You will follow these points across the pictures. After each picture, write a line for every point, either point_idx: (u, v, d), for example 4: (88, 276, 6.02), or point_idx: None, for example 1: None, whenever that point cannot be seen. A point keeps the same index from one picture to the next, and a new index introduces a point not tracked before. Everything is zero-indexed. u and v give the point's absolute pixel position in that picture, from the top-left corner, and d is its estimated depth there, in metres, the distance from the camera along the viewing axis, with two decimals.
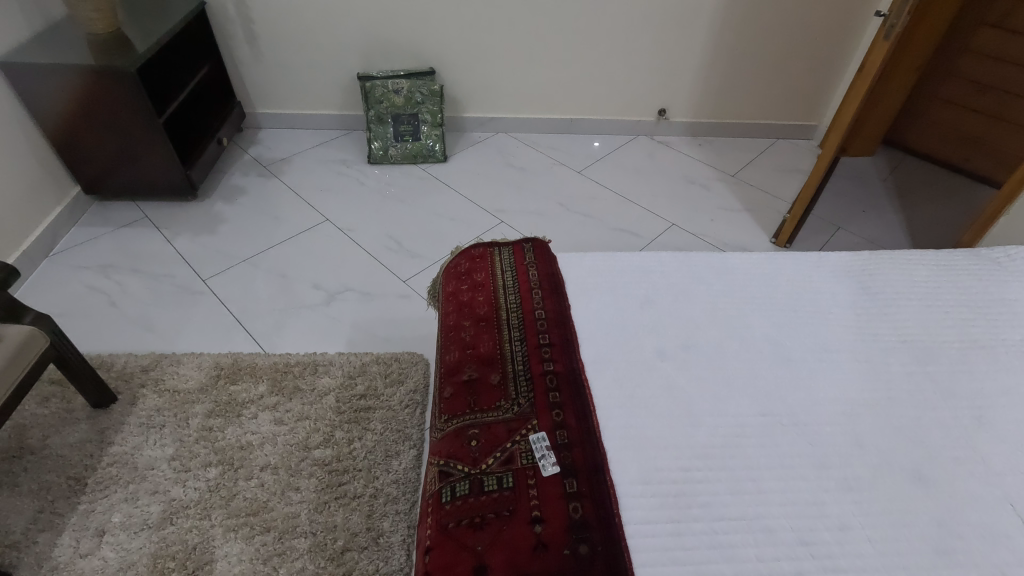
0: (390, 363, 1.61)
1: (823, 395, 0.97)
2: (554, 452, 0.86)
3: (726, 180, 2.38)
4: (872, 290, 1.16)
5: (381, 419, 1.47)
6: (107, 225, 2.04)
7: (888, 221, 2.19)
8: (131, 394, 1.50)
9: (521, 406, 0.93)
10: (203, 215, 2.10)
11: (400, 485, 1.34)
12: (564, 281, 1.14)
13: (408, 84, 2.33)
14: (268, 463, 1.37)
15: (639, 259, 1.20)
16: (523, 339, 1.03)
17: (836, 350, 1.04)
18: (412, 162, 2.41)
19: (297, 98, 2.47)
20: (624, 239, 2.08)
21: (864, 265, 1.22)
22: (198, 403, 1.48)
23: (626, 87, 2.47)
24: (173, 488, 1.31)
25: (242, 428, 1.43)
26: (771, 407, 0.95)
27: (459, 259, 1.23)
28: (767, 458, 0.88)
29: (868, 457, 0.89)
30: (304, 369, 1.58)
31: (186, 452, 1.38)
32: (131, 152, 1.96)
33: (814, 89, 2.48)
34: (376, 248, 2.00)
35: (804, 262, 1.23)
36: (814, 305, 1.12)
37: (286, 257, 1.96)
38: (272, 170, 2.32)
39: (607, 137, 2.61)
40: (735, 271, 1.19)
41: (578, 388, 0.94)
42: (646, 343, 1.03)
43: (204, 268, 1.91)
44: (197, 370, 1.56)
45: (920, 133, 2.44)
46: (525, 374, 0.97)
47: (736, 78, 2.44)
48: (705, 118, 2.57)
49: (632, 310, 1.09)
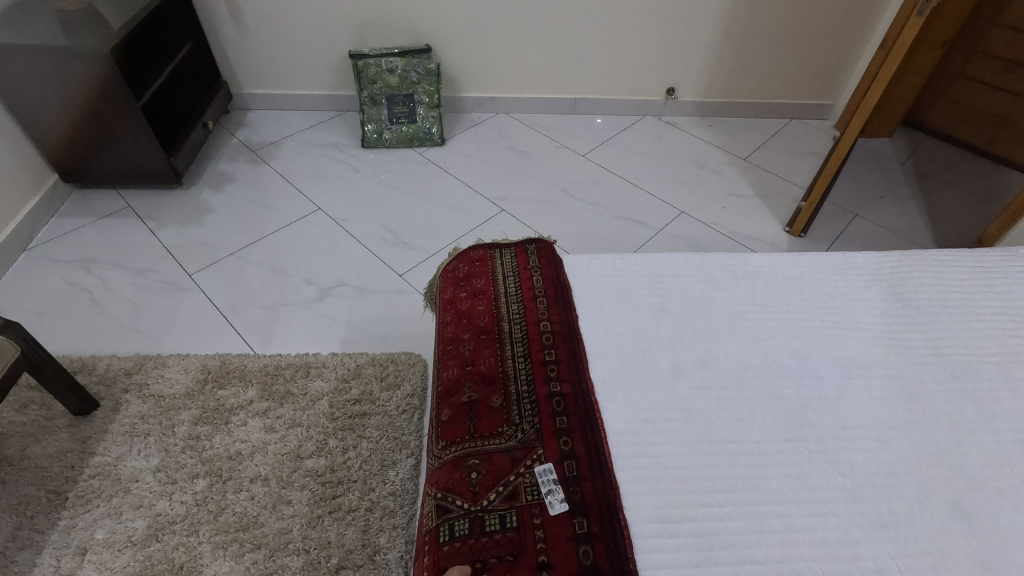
0: (386, 365, 1.53)
1: (854, 418, 0.89)
2: (562, 488, 0.79)
3: (738, 164, 2.27)
4: (903, 297, 1.07)
5: (377, 427, 1.40)
6: (88, 216, 1.94)
7: (908, 208, 2.09)
8: (113, 400, 1.43)
9: (525, 434, 0.85)
10: (189, 204, 2.00)
11: (397, 497, 1.28)
12: (570, 288, 1.05)
13: (403, 63, 2.20)
14: (259, 474, 1.30)
15: (652, 262, 1.11)
16: (528, 355, 0.95)
17: (866, 367, 0.96)
18: (408, 146, 2.29)
19: (287, 78, 2.34)
20: (630, 229, 1.98)
21: (894, 268, 1.13)
22: (184, 410, 1.41)
23: (633, 66, 2.34)
24: (159, 502, 1.25)
25: (230, 437, 1.36)
26: (796, 432, 0.87)
27: (457, 263, 1.14)
28: (794, 489, 0.80)
29: (904, 489, 0.82)
30: (295, 372, 1.50)
31: (171, 463, 1.31)
32: (111, 141, 1.86)
33: (833, 66, 2.34)
34: (371, 240, 1.91)
35: (828, 265, 1.13)
36: (840, 314, 1.04)
37: (275, 250, 1.86)
38: (262, 156, 2.21)
39: (612, 118, 2.49)
40: (755, 275, 1.10)
41: (588, 413, 0.87)
42: (659, 360, 0.95)
43: (189, 263, 1.81)
44: (183, 373, 1.49)
45: (942, 114, 2.32)
46: (529, 397, 0.89)
47: (750, 56, 2.31)
48: (716, 98, 2.45)
49: (644, 321, 1.00)
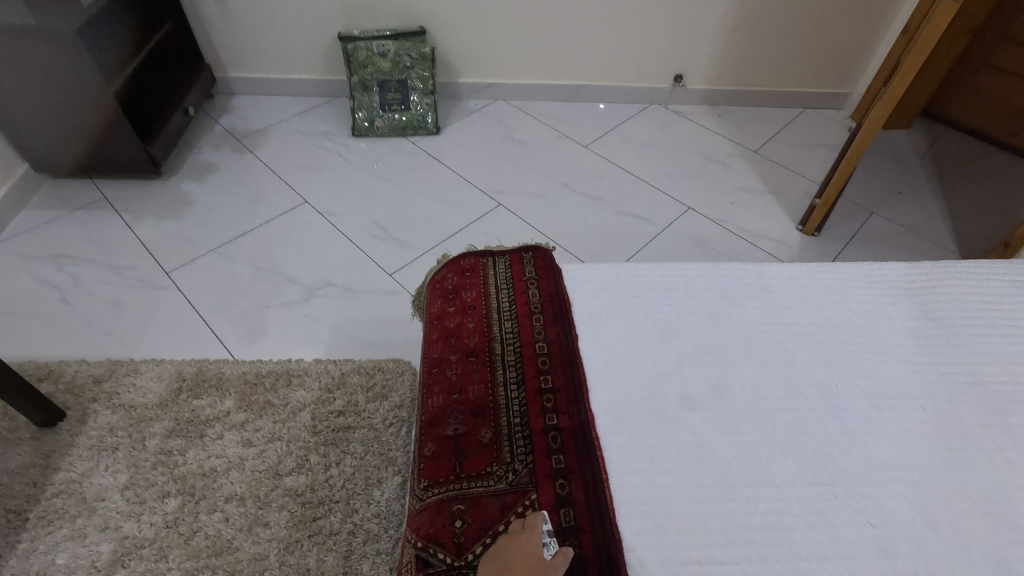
0: (373, 373, 1.44)
1: (884, 457, 0.79)
2: (557, 541, 0.70)
3: (748, 156, 2.16)
4: (937, 315, 0.96)
5: (362, 441, 1.31)
6: (61, 208, 1.84)
7: (927, 205, 1.98)
8: (80, 410, 1.34)
9: (517, 475, 0.76)
10: (168, 196, 1.89)
11: (382, 519, 1.19)
12: (570, 302, 0.95)
13: (395, 46, 2.07)
14: (234, 493, 1.22)
15: (660, 273, 1.01)
16: (521, 382, 0.85)
17: (898, 398, 0.86)
18: (401, 135, 2.17)
19: (274, 61, 2.22)
20: (634, 225, 1.88)
21: (925, 281, 1.02)
22: (156, 421, 1.32)
23: (639, 51, 2.21)
24: (126, 524, 1.16)
25: (205, 452, 1.28)
26: (820, 473, 0.77)
27: (445, 272, 1.04)
28: (820, 543, 0.71)
29: (943, 543, 0.72)
30: (276, 380, 1.41)
31: (141, 481, 1.23)
32: (82, 129, 1.74)
33: (851, 52, 2.21)
34: (360, 236, 1.80)
35: (853, 278, 1.03)
36: (868, 334, 0.94)
37: (259, 246, 1.76)
38: (246, 144, 2.09)
39: (616, 106, 2.36)
40: (774, 288, 1.00)
41: (588, 451, 0.77)
42: (667, 388, 0.85)
43: (167, 260, 1.71)
44: (156, 381, 1.40)
45: (963, 105, 2.20)
46: (522, 431, 0.80)
47: (764, 42, 2.18)
48: (726, 86, 2.33)
49: (650, 342, 0.90)
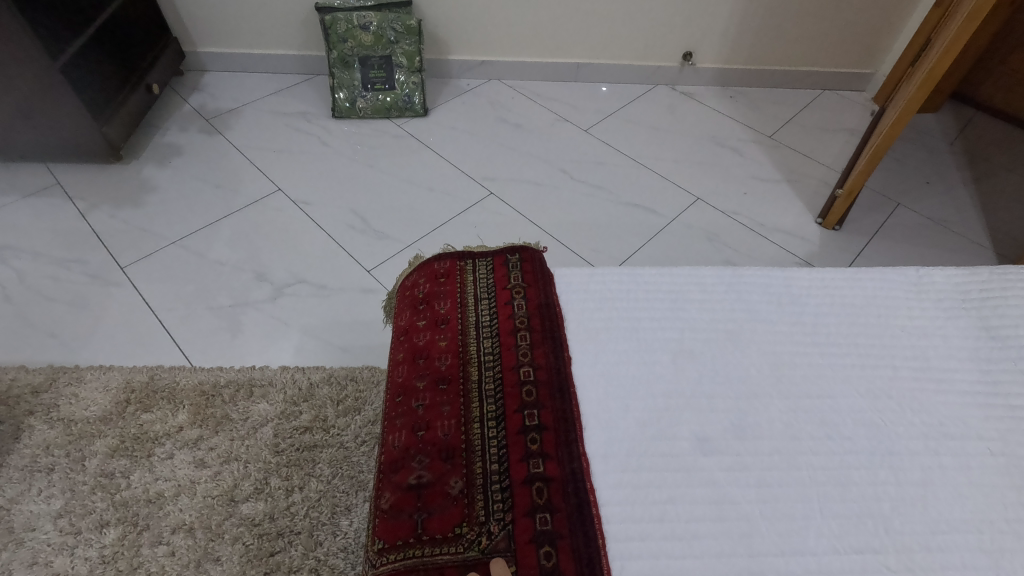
0: (345, 384, 1.28)
1: (947, 517, 0.64)
2: None
3: (763, 141, 1.98)
4: (1000, 333, 0.81)
5: (330, 462, 1.16)
6: (9, 194, 1.67)
7: (958, 196, 1.81)
8: (14, 425, 1.20)
9: (493, 541, 0.61)
10: (128, 181, 1.73)
11: (349, 554, 1.05)
12: (563, 318, 0.80)
13: (378, 18, 1.90)
14: (182, 522, 1.07)
15: (668, 281, 0.85)
16: (501, 418, 0.70)
17: (960, 439, 0.71)
18: (386, 117, 2.00)
19: (247, 35, 2.04)
20: (638, 216, 1.71)
21: (985, 291, 0.86)
22: (98, 439, 1.17)
23: (644, 25, 2.03)
24: (56, 559, 1.02)
25: (152, 474, 1.13)
26: (869, 537, 0.62)
27: (417, 276, 0.89)
28: None
29: None
30: (235, 392, 1.26)
31: (77, 508, 1.08)
32: (31, 109, 1.58)
33: (875, 28, 2.03)
34: (338, 226, 1.64)
35: (898, 286, 0.87)
36: (919, 357, 0.78)
37: (224, 238, 1.60)
38: (216, 125, 1.92)
39: (620, 87, 2.18)
40: (806, 300, 0.84)
41: (580, 510, 0.63)
42: (679, 426, 0.70)
43: (122, 253, 1.55)
44: (101, 392, 1.25)
45: (998, 86, 2.02)
46: (501, 483, 0.65)
47: (781, 16, 2.00)
48: (739, 64, 2.15)
49: (658, 367, 0.75)
